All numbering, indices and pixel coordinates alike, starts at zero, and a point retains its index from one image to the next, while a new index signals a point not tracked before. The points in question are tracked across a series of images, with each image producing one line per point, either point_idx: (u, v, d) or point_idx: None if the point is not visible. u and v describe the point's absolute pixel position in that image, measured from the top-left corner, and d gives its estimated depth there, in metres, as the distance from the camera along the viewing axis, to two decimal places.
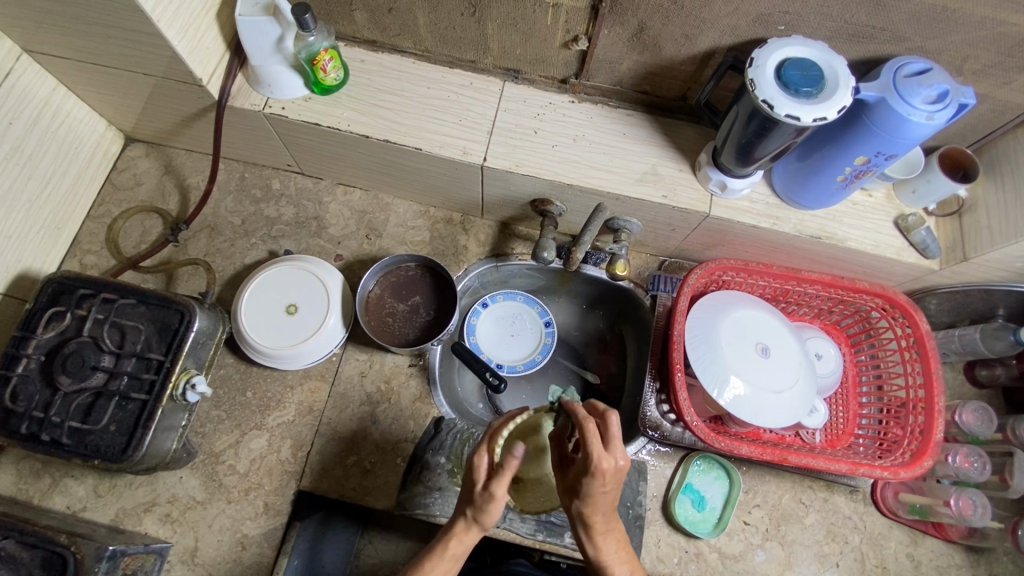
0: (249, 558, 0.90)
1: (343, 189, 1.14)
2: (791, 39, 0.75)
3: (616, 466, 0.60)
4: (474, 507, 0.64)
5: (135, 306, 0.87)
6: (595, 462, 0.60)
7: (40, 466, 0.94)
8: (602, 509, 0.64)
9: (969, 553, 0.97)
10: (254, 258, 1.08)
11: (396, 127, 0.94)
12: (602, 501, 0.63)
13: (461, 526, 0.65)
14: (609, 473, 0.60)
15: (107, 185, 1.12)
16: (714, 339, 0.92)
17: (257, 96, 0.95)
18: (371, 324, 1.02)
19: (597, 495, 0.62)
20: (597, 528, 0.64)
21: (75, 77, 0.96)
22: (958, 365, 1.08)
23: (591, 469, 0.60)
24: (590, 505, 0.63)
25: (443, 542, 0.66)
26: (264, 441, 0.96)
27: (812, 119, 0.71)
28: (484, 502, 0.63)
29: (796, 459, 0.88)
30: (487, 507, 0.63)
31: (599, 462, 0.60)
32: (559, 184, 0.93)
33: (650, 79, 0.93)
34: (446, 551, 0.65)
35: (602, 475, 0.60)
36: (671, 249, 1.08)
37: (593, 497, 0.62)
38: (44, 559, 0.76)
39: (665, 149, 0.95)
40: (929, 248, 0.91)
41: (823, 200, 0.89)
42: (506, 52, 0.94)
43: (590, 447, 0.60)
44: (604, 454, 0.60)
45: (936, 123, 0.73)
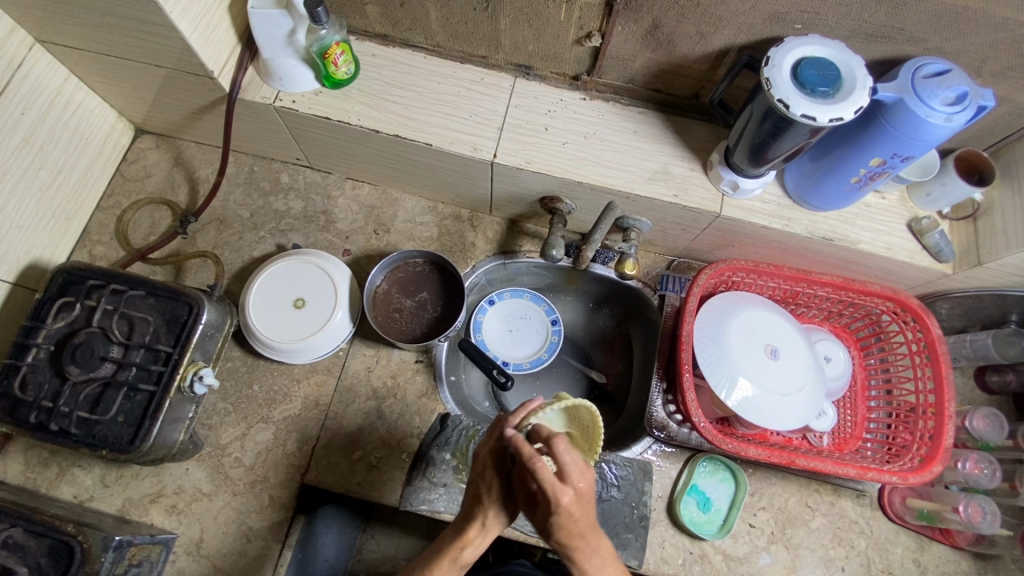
0: (254, 550, 0.91)
1: (352, 183, 1.14)
2: (809, 38, 0.74)
3: (570, 498, 0.56)
4: (498, 506, 0.64)
5: (144, 298, 0.87)
6: (552, 497, 0.56)
7: (48, 455, 0.94)
8: (578, 533, 0.60)
9: (975, 561, 0.96)
10: (263, 251, 1.08)
11: (407, 121, 0.94)
12: (574, 528, 0.59)
13: (473, 532, 0.65)
14: (571, 504, 0.57)
15: (117, 176, 1.12)
16: (723, 340, 0.91)
17: (268, 89, 0.95)
18: (379, 319, 1.02)
19: (570, 523, 0.59)
20: (580, 549, 0.61)
21: (87, 68, 0.96)
22: (968, 370, 1.07)
23: (551, 506, 0.57)
24: (564, 534, 0.60)
25: (456, 548, 0.65)
26: (270, 434, 0.96)
27: (828, 120, 0.70)
28: (508, 499, 0.64)
29: (804, 462, 0.87)
30: (508, 501, 0.64)
31: (558, 497, 0.56)
32: (569, 182, 0.92)
33: (663, 77, 0.92)
34: (456, 560, 0.65)
35: (563, 508, 0.57)
36: (680, 249, 1.07)
37: (567, 524, 0.59)
38: (51, 548, 0.76)
39: (677, 148, 0.94)
40: (942, 252, 0.90)
41: (835, 201, 0.88)
42: (518, 48, 0.93)
43: (542, 483, 0.56)
44: (561, 488, 0.56)
45: (954, 126, 0.72)
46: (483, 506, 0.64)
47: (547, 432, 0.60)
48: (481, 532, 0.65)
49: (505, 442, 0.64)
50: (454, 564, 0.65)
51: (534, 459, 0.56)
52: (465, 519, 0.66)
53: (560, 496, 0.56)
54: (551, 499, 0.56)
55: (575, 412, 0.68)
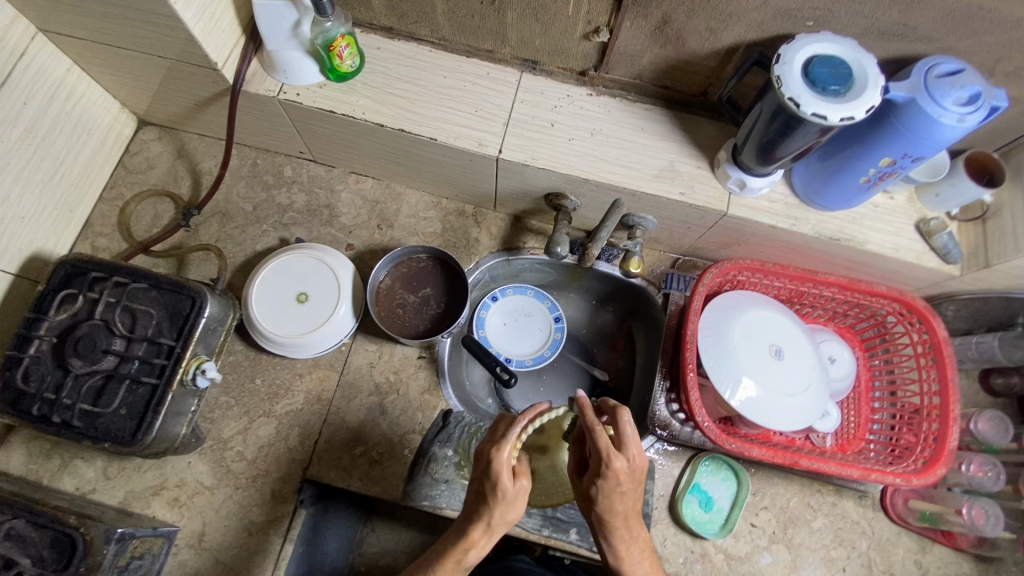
0: (256, 544, 0.91)
1: (355, 178, 1.13)
2: (821, 36, 0.73)
3: (628, 466, 0.64)
4: (502, 507, 0.64)
5: (147, 291, 0.86)
6: (607, 461, 0.63)
7: (50, 447, 0.94)
8: (620, 511, 0.65)
9: (976, 563, 0.96)
10: (266, 245, 1.08)
11: (412, 116, 0.93)
12: (620, 506, 0.64)
13: (477, 534, 0.64)
14: (622, 473, 0.63)
15: (120, 168, 1.11)
16: (728, 340, 0.91)
17: (272, 81, 0.94)
18: (382, 315, 1.02)
19: (615, 495, 0.64)
20: (618, 533, 0.65)
21: (91, 59, 0.96)
22: (973, 372, 1.06)
23: (607, 471, 0.63)
24: (610, 508, 0.64)
25: (461, 550, 0.64)
26: (272, 428, 0.96)
27: (839, 119, 0.69)
28: (512, 498, 0.64)
29: (807, 463, 0.87)
30: (509, 501, 0.64)
31: (613, 460, 0.63)
32: (575, 178, 0.92)
33: (671, 73, 0.91)
34: (458, 564, 0.65)
35: (614, 474, 0.63)
36: (685, 247, 1.07)
37: (614, 496, 0.64)
38: (53, 539, 0.76)
39: (684, 146, 0.93)
40: (950, 253, 0.89)
41: (844, 200, 0.87)
42: (525, 42, 0.92)
43: (603, 448, 0.63)
44: (618, 454, 0.63)
45: (967, 126, 0.71)
46: (488, 506, 0.64)
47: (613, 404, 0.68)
48: (485, 534, 0.65)
49: (511, 437, 0.65)
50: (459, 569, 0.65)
51: (595, 423, 0.65)
52: (468, 520, 0.66)
53: (617, 464, 0.63)
54: (607, 464, 0.63)
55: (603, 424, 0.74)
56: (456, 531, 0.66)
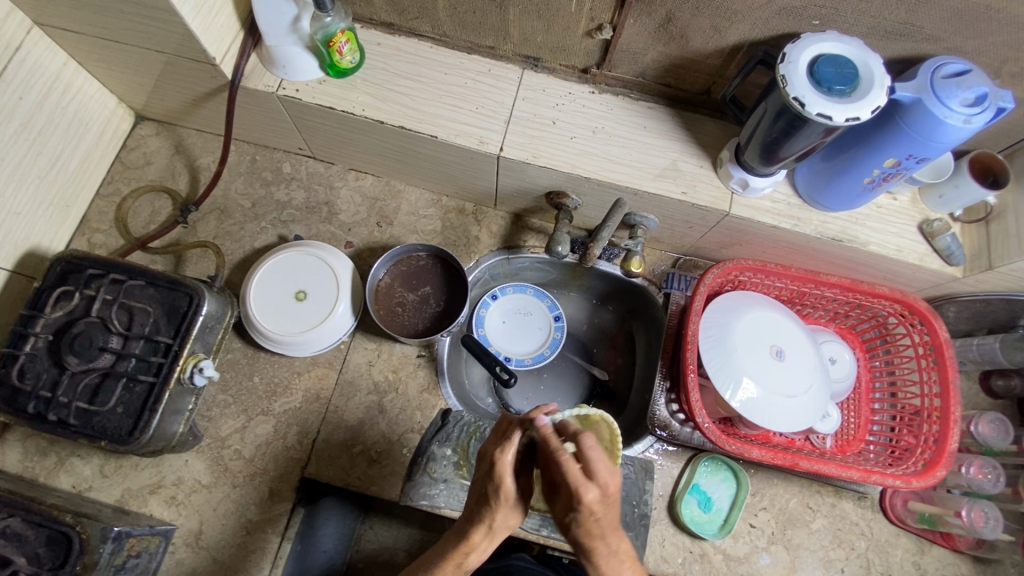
0: (254, 542, 0.91)
1: (355, 175, 1.12)
2: (826, 34, 0.72)
3: (596, 496, 0.60)
4: (502, 510, 0.64)
5: (144, 288, 0.86)
6: (577, 493, 0.60)
7: (46, 444, 0.94)
8: (598, 533, 0.62)
9: (974, 564, 0.96)
10: (264, 242, 1.07)
11: (412, 113, 0.92)
12: (595, 528, 0.62)
13: (478, 536, 0.64)
14: (595, 503, 0.60)
15: (117, 163, 1.10)
16: (729, 340, 0.90)
17: (271, 77, 0.93)
18: (381, 313, 1.01)
19: (591, 521, 0.62)
20: (599, 550, 0.63)
21: (87, 53, 0.94)
22: (973, 373, 1.06)
23: (575, 502, 0.60)
24: (585, 532, 0.62)
25: (462, 553, 0.64)
26: (270, 426, 0.96)
27: (845, 119, 0.68)
28: (510, 504, 0.64)
29: (807, 465, 0.87)
30: (509, 507, 0.64)
31: (581, 493, 0.60)
32: (576, 177, 0.91)
33: (674, 72, 0.90)
34: (459, 566, 0.65)
35: (587, 506, 0.61)
36: (686, 247, 1.06)
37: (588, 524, 0.61)
38: (49, 538, 0.75)
39: (686, 145, 0.93)
40: (953, 255, 0.89)
41: (847, 202, 0.87)
42: (527, 39, 0.91)
43: (574, 482, 0.60)
44: (586, 486, 0.60)
45: (973, 127, 0.70)
46: (489, 509, 0.64)
47: (575, 428, 0.64)
48: (486, 538, 0.65)
49: (513, 440, 0.63)
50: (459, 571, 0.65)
51: (559, 452, 0.61)
52: (469, 522, 0.65)
53: (585, 494, 0.60)
54: (575, 494, 0.60)
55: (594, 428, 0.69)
56: (457, 534, 0.66)
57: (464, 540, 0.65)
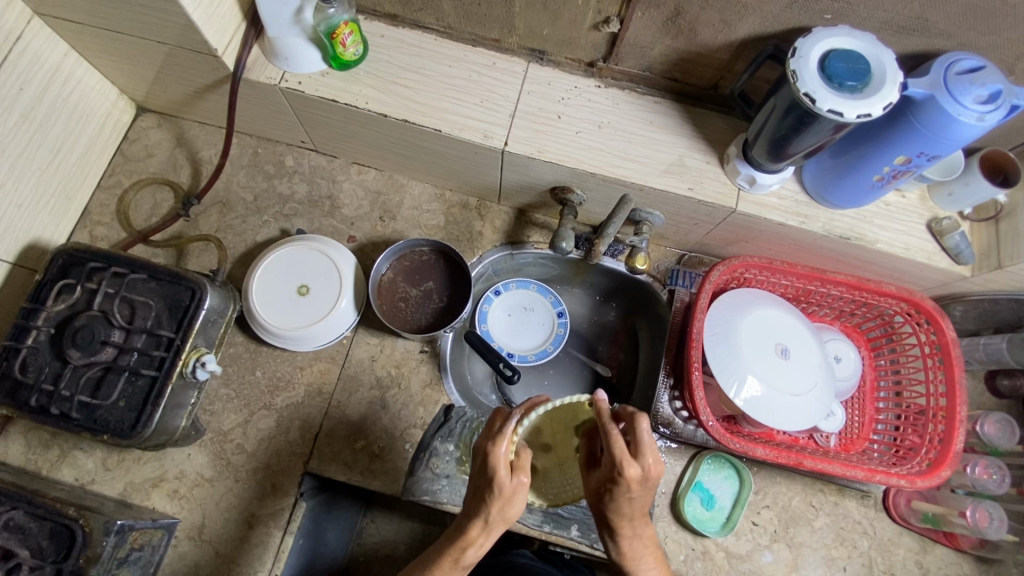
0: (255, 537, 0.90)
1: (358, 168, 1.11)
2: (838, 29, 0.71)
3: (640, 474, 0.61)
4: (499, 503, 0.63)
5: (146, 282, 0.85)
6: (620, 468, 0.61)
7: (48, 438, 0.94)
8: (628, 513, 0.64)
9: (977, 563, 0.95)
10: (267, 236, 1.06)
11: (416, 106, 0.91)
12: (626, 507, 0.63)
13: (476, 531, 0.64)
14: (635, 480, 0.61)
15: (118, 155, 1.10)
16: (733, 338, 0.90)
17: (273, 69, 0.92)
18: (384, 308, 1.01)
19: (624, 498, 0.63)
20: (624, 532, 0.65)
21: (88, 44, 0.93)
22: (979, 373, 1.06)
23: (617, 476, 0.61)
24: (616, 512, 0.64)
25: (459, 548, 0.64)
26: (272, 421, 0.96)
27: (856, 116, 0.67)
28: (509, 495, 0.64)
29: (812, 464, 0.86)
30: (508, 499, 0.64)
31: (623, 468, 0.61)
32: (581, 172, 0.90)
33: (681, 66, 0.89)
34: (457, 564, 0.64)
35: (626, 482, 0.61)
36: (692, 243, 1.05)
37: (622, 500, 0.62)
38: (52, 530, 0.76)
39: (693, 140, 0.92)
40: (962, 254, 0.88)
41: (855, 199, 0.86)
42: (533, 31, 0.90)
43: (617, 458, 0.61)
44: (630, 462, 0.61)
45: (986, 125, 0.69)
46: (486, 504, 0.64)
47: (632, 410, 0.66)
48: (484, 537, 0.65)
49: (507, 431, 0.64)
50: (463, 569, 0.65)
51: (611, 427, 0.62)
52: (467, 518, 0.65)
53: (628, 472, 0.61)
54: (619, 469, 0.61)
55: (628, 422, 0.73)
56: (456, 530, 0.66)
57: (461, 538, 0.65)
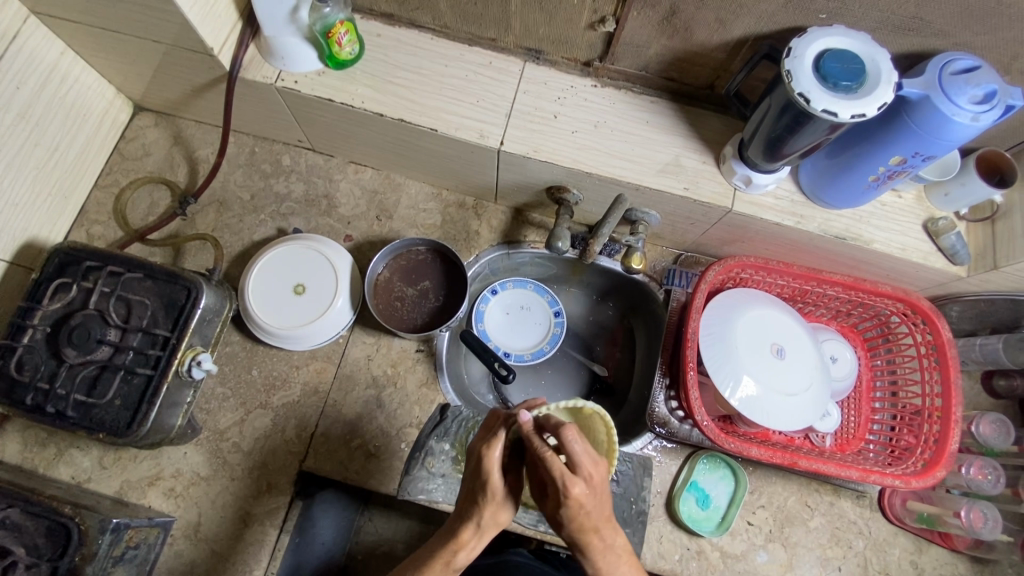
0: (251, 535, 0.91)
1: (354, 167, 1.11)
2: (833, 29, 0.71)
3: (585, 490, 0.60)
4: (492, 507, 0.64)
5: (142, 280, 0.85)
6: (563, 488, 0.60)
7: (45, 436, 0.94)
8: (592, 524, 0.63)
9: (972, 564, 0.95)
10: (263, 235, 1.06)
11: (412, 105, 0.91)
12: (587, 521, 0.62)
13: (468, 534, 0.64)
14: (582, 496, 0.61)
15: (115, 154, 1.10)
16: (728, 338, 0.90)
17: (269, 68, 0.92)
18: (380, 307, 1.01)
19: (582, 514, 0.62)
20: (593, 545, 0.63)
21: (84, 43, 0.94)
22: (975, 373, 1.06)
23: (564, 498, 0.61)
24: (578, 526, 0.62)
25: (450, 551, 0.64)
26: (268, 420, 0.96)
27: (850, 116, 0.67)
28: (502, 499, 0.64)
29: (807, 464, 0.86)
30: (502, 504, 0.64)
31: (568, 487, 0.60)
32: (577, 172, 0.90)
33: (677, 65, 0.89)
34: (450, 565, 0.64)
35: (574, 500, 0.61)
36: (688, 243, 1.05)
37: (580, 516, 0.62)
38: (48, 529, 0.76)
39: (689, 140, 0.92)
40: (958, 254, 0.88)
41: (850, 199, 0.86)
42: (529, 31, 0.90)
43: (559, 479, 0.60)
44: (572, 480, 0.60)
45: (981, 125, 0.69)
46: (479, 508, 0.64)
47: (556, 421, 0.63)
48: (476, 540, 0.65)
49: (501, 434, 0.64)
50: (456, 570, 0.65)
51: (542, 447, 0.61)
52: (459, 521, 0.66)
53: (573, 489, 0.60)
54: (563, 490, 0.60)
55: (591, 426, 0.72)
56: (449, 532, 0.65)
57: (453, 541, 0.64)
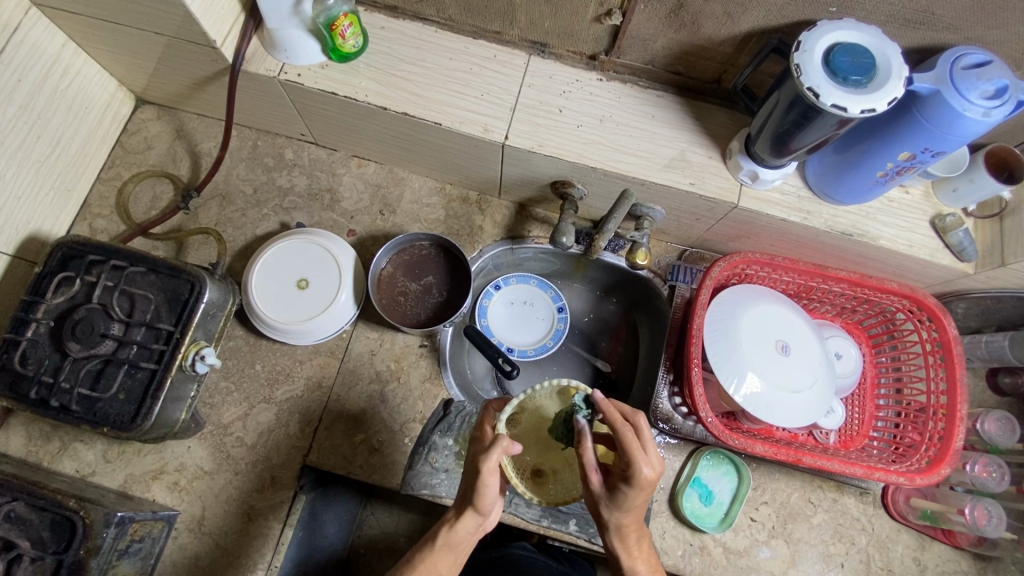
0: (255, 529, 0.91)
1: (357, 161, 1.11)
2: (843, 22, 0.70)
3: (658, 474, 0.63)
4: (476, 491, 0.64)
5: (145, 275, 0.85)
6: (643, 470, 0.61)
7: (50, 430, 0.94)
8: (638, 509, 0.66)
9: (975, 561, 0.95)
10: (266, 229, 1.06)
11: (416, 99, 0.90)
12: (637, 508, 0.66)
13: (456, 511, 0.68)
14: (653, 480, 0.63)
15: (118, 147, 1.09)
16: (733, 334, 0.89)
17: (272, 61, 0.91)
18: (383, 302, 1.01)
19: (635, 499, 0.64)
20: (626, 533, 0.68)
21: (87, 35, 0.93)
22: (980, 370, 1.05)
23: (639, 480, 0.62)
24: (627, 514, 0.66)
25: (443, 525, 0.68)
26: (272, 414, 0.96)
27: (860, 111, 0.66)
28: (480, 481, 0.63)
29: (811, 461, 0.86)
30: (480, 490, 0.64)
31: (646, 471, 0.62)
32: (582, 167, 0.89)
33: (684, 59, 0.88)
34: (435, 548, 0.67)
35: (646, 483, 0.62)
36: (693, 239, 1.05)
37: (635, 501, 0.64)
38: (53, 522, 0.76)
39: (695, 134, 0.91)
40: (965, 251, 0.87)
41: (859, 195, 0.85)
42: (534, 24, 0.89)
43: (631, 458, 0.62)
44: (651, 464, 0.62)
45: (992, 121, 0.69)
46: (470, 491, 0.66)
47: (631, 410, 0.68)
48: (471, 530, 0.67)
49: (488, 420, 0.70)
50: (451, 558, 0.68)
51: (628, 430, 0.62)
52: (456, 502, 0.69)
53: (644, 471, 0.62)
54: (641, 473, 0.62)
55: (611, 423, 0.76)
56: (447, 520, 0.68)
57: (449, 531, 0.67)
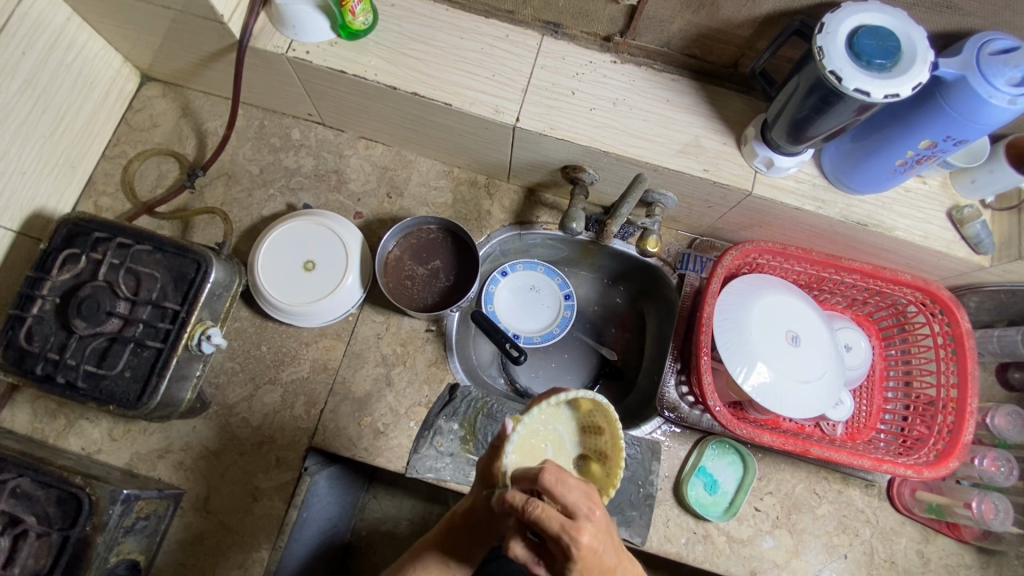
0: (260, 510, 0.91)
1: (365, 143, 1.09)
2: (868, 5, 0.68)
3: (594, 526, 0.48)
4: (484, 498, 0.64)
5: (151, 253, 0.84)
6: (573, 540, 0.47)
7: (55, 407, 0.94)
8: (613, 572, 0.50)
9: (979, 554, 0.95)
10: (272, 211, 1.05)
11: (426, 79, 0.89)
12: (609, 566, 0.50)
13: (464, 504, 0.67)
14: (593, 538, 0.48)
15: (123, 125, 1.08)
16: (743, 323, 0.88)
17: (281, 38, 0.89)
18: (391, 286, 1.00)
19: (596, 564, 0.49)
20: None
21: (91, 8, 0.91)
22: (991, 365, 1.04)
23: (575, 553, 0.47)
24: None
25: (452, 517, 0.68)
26: (278, 395, 0.95)
27: (884, 96, 0.65)
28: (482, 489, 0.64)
29: (819, 452, 0.85)
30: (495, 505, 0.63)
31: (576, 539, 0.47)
32: (594, 151, 0.88)
33: (701, 42, 0.86)
34: (445, 534, 0.68)
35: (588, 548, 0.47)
36: (704, 227, 1.04)
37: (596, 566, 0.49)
38: (59, 498, 0.76)
39: (711, 120, 0.89)
40: (982, 244, 0.86)
41: (877, 185, 0.84)
42: (548, 3, 0.87)
43: (562, 525, 0.47)
44: (576, 529, 0.47)
45: (1018, 109, 0.67)
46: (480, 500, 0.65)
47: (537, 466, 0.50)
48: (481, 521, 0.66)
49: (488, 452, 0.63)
50: (460, 550, 0.68)
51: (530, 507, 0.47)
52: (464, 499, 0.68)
53: (580, 538, 0.47)
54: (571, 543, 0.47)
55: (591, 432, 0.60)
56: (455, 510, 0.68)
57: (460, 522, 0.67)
